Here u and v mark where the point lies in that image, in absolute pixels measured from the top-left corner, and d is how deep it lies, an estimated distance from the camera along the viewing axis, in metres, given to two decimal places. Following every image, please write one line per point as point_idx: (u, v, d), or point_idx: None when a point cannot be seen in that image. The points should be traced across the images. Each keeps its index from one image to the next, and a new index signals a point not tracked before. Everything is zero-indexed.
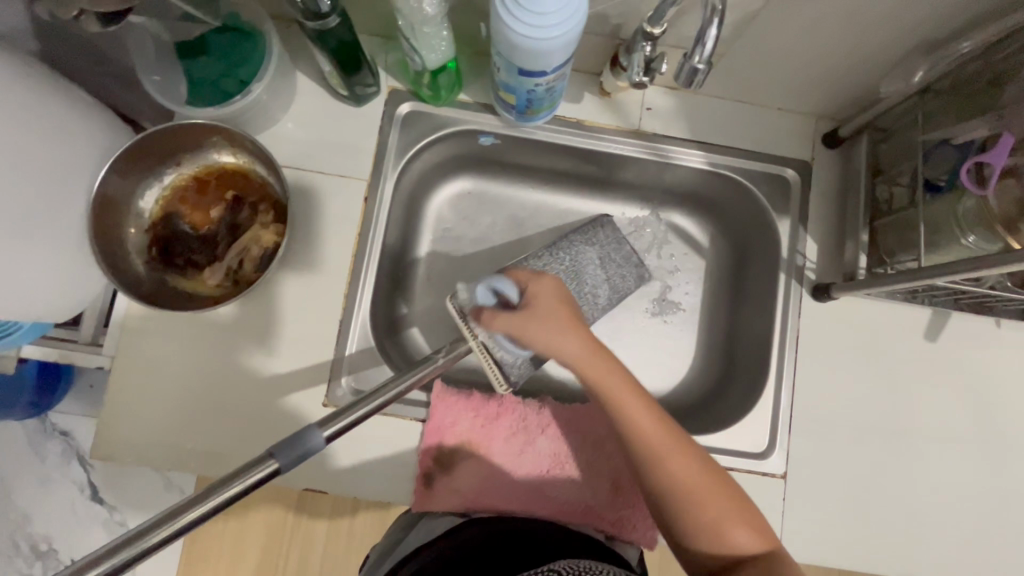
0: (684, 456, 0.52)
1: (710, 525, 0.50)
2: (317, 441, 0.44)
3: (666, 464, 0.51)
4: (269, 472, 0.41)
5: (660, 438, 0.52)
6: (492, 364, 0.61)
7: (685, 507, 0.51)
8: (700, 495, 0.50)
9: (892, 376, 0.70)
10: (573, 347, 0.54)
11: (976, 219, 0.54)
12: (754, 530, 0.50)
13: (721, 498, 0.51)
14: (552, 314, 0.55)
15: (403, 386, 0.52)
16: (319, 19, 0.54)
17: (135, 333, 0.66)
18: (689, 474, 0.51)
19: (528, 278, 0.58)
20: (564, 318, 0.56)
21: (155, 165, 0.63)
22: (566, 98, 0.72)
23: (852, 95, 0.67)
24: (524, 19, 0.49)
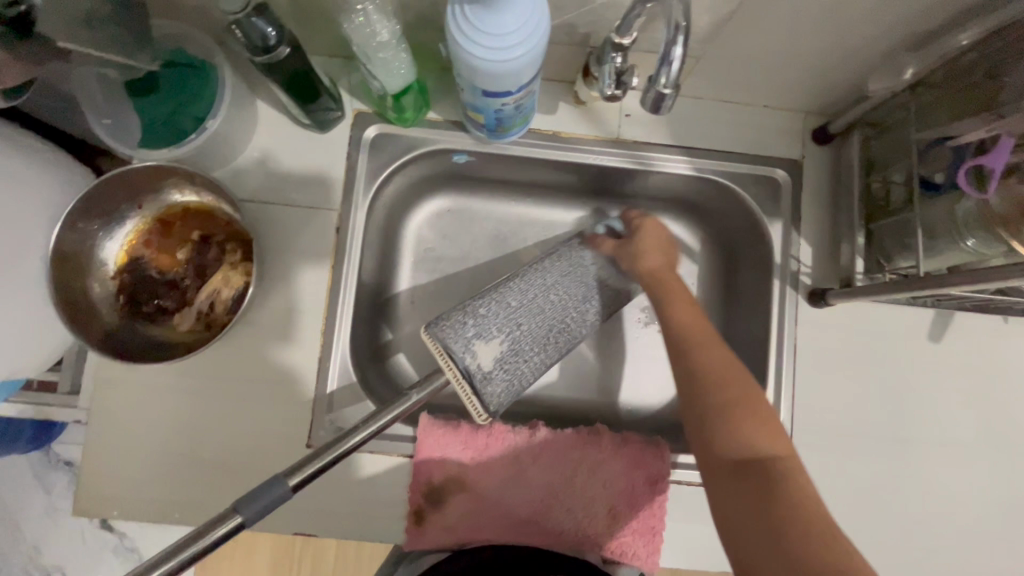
0: (724, 356, 0.53)
1: (729, 420, 0.48)
2: (280, 491, 0.43)
3: (691, 349, 0.54)
4: (235, 526, 0.40)
5: (705, 340, 0.54)
6: (471, 393, 0.54)
7: (698, 390, 0.51)
8: (716, 377, 0.51)
9: (897, 380, 0.67)
10: (653, 262, 0.63)
11: (976, 223, 0.51)
12: (777, 437, 0.47)
13: (737, 389, 0.50)
14: (645, 237, 0.65)
15: (387, 419, 0.50)
16: (268, 52, 0.53)
17: (112, 384, 0.64)
18: (723, 367, 0.52)
19: (637, 217, 0.69)
20: (657, 248, 0.64)
21: (114, 211, 0.61)
22: (540, 109, 0.69)
23: (840, 90, 0.63)
24: (483, 43, 0.46)
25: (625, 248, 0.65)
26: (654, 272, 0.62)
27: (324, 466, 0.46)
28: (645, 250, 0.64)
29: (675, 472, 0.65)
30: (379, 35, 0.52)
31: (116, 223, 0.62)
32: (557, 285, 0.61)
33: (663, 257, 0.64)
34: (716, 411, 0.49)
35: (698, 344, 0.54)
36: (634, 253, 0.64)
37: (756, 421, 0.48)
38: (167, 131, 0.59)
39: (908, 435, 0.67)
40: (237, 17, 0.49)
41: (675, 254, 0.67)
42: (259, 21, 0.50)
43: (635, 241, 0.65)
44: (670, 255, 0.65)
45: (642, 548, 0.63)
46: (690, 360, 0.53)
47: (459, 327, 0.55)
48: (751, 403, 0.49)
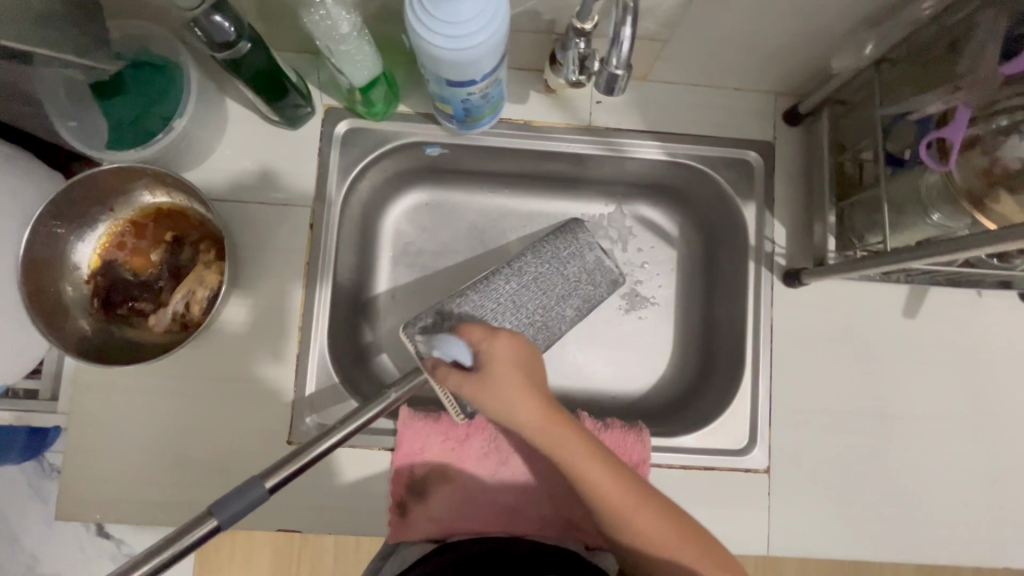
0: (655, 519, 0.50)
1: (686, 573, 0.50)
2: (260, 492, 0.45)
3: (625, 516, 0.49)
4: (212, 528, 0.42)
5: (642, 505, 0.50)
6: (448, 395, 0.57)
7: (647, 554, 0.50)
8: (660, 544, 0.49)
9: (875, 356, 0.68)
10: (523, 414, 0.49)
11: (940, 196, 0.51)
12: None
13: (689, 547, 0.50)
14: (504, 380, 0.49)
15: (367, 417, 0.52)
16: (229, 48, 0.53)
17: (91, 388, 0.64)
18: (663, 529, 0.50)
19: (481, 337, 0.51)
20: (522, 386, 0.49)
21: (85, 214, 0.61)
22: (511, 99, 0.69)
23: (808, 70, 0.63)
24: (442, 31, 0.46)
25: (484, 392, 0.49)
26: (526, 427, 0.49)
27: (309, 463, 0.48)
28: (507, 397, 0.49)
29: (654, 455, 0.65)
30: (340, 28, 0.52)
31: (88, 226, 0.62)
32: (536, 283, 0.61)
33: (528, 392, 0.49)
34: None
35: (629, 514, 0.49)
36: (495, 400, 0.49)
37: (717, 574, 0.50)
38: (137, 133, 0.60)
39: (886, 411, 0.67)
40: (195, 14, 0.49)
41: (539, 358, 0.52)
42: (217, 18, 0.50)
43: (489, 376, 0.49)
44: (535, 366, 0.51)
45: None
46: (627, 527, 0.50)
47: (436, 331, 0.57)
48: (698, 543, 0.50)
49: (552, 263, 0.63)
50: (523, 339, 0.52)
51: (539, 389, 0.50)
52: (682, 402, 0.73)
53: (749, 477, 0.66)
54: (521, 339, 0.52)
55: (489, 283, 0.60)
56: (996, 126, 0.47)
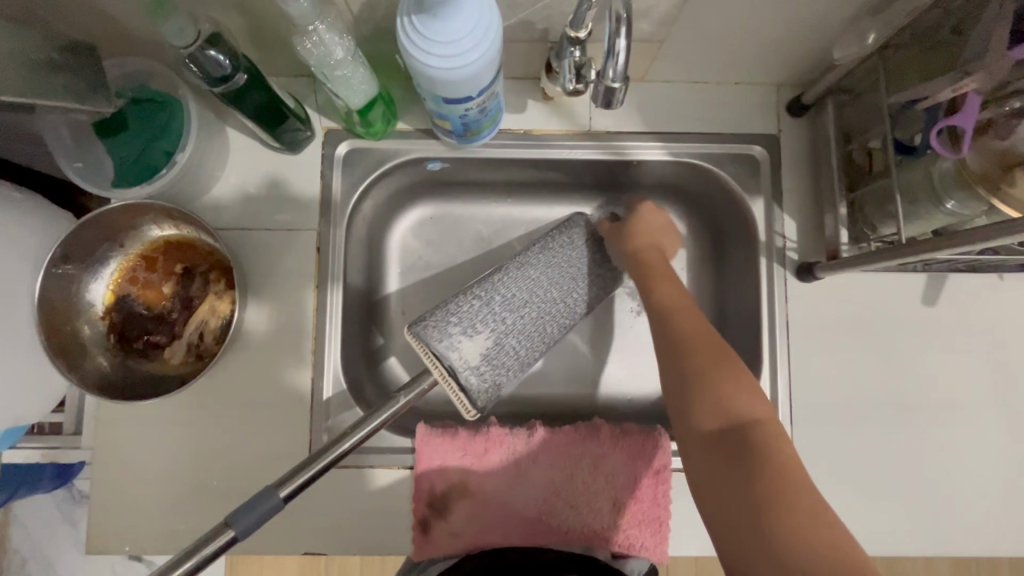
0: (699, 325, 0.53)
1: (704, 383, 0.48)
2: (274, 502, 0.45)
3: (673, 318, 0.54)
4: (230, 538, 0.43)
5: (683, 312, 0.55)
6: (458, 390, 0.54)
7: (682, 363, 0.50)
8: (691, 348, 0.51)
9: (896, 346, 0.67)
10: (642, 242, 0.64)
11: (954, 184, 0.50)
12: (761, 402, 0.47)
13: (718, 360, 0.50)
14: (649, 225, 0.66)
15: (361, 436, 0.51)
16: (225, 82, 0.53)
17: (112, 423, 0.65)
18: (697, 333, 0.52)
19: (637, 206, 0.69)
20: (654, 233, 0.66)
21: (96, 253, 0.61)
22: (510, 108, 0.68)
23: (810, 60, 0.62)
24: (436, 52, 0.46)
25: (618, 233, 0.65)
26: (643, 248, 0.63)
27: (319, 471, 0.48)
28: (640, 232, 0.65)
29: (675, 460, 0.65)
30: (334, 54, 0.52)
31: (100, 265, 0.63)
32: (541, 278, 0.61)
33: (653, 240, 0.65)
34: (710, 369, 0.49)
35: (676, 310, 0.55)
36: (622, 236, 0.64)
37: (741, 385, 0.48)
38: (140, 169, 0.60)
39: (911, 402, 0.66)
40: (189, 52, 0.50)
41: (667, 238, 0.68)
42: (212, 52, 0.50)
43: (630, 223, 0.65)
44: (658, 241, 0.66)
45: (650, 539, 0.63)
46: (671, 329, 0.54)
47: (443, 327, 0.55)
48: (739, 376, 0.49)
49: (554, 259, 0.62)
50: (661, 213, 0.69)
51: (662, 250, 0.65)
52: None
53: None
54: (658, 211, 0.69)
55: (496, 279, 0.59)
56: (1011, 108, 0.45)
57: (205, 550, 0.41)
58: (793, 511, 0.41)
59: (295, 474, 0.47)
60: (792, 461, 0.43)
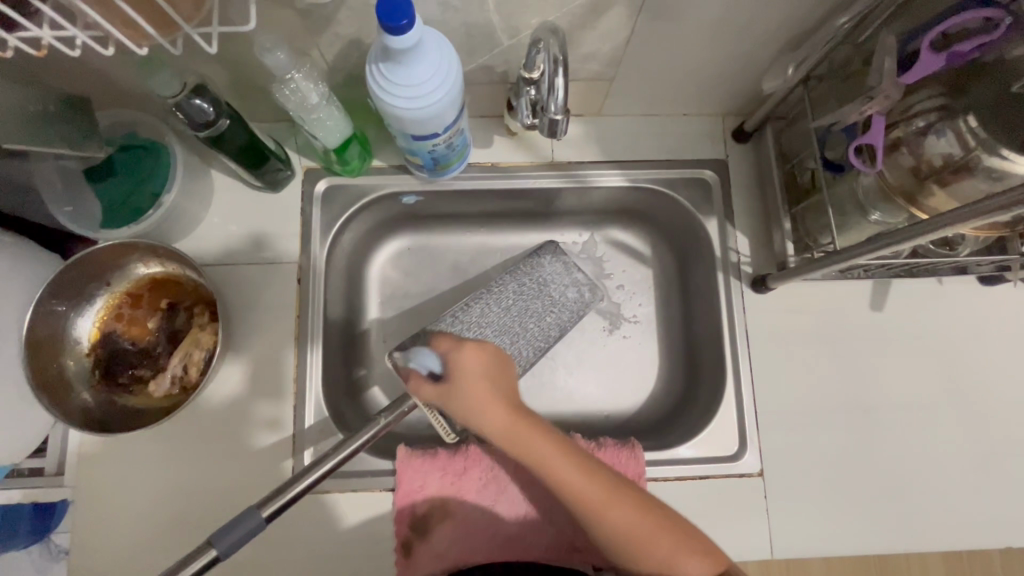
0: (629, 509, 0.50)
1: (659, 558, 0.49)
2: (256, 521, 0.47)
3: (602, 513, 0.50)
4: (212, 558, 0.45)
5: (614, 502, 0.50)
6: (438, 415, 0.60)
7: (631, 555, 0.50)
8: (638, 542, 0.49)
9: (850, 351, 0.70)
10: (486, 421, 0.55)
11: (877, 196, 0.55)
12: (713, 562, 0.49)
13: (661, 537, 0.49)
14: (471, 391, 0.55)
15: (345, 455, 0.53)
16: (208, 126, 0.57)
17: (98, 457, 0.66)
18: (639, 520, 0.50)
19: (449, 346, 0.59)
20: (483, 389, 0.56)
21: (82, 291, 0.64)
22: (477, 144, 0.73)
23: (748, 92, 0.69)
24: (401, 94, 0.51)
25: (448, 398, 0.56)
26: (496, 429, 0.54)
27: (302, 489, 0.50)
28: (469, 393, 0.55)
29: (650, 469, 0.67)
30: (309, 99, 0.56)
31: (87, 301, 0.65)
32: (514, 301, 0.67)
33: (489, 395, 0.55)
34: (655, 538, 0.49)
35: (596, 508, 0.50)
36: (459, 402, 0.56)
37: (688, 553, 0.49)
38: (128, 211, 0.64)
39: (868, 404, 0.69)
40: (175, 101, 0.54)
41: (507, 377, 0.58)
42: (196, 100, 0.55)
43: (455, 384, 0.56)
44: (501, 386, 0.57)
45: None
46: (604, 528, 0.50)
47: (423, 355, 0.61)
48: (683, 551, 0.49)
49: (538, 275, 0.69)
50: (486, 345, 0.59)
51: (514, 401, 0.56)
52: (672, 415, 0.75)
53: (743, 482, 0.67)
54: (487, 347, 0.59)
55: (471, 308, 0.66)
56: (917, 127, 0.50)
57: (192, 566, 0.43)
58: None
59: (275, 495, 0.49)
60: None
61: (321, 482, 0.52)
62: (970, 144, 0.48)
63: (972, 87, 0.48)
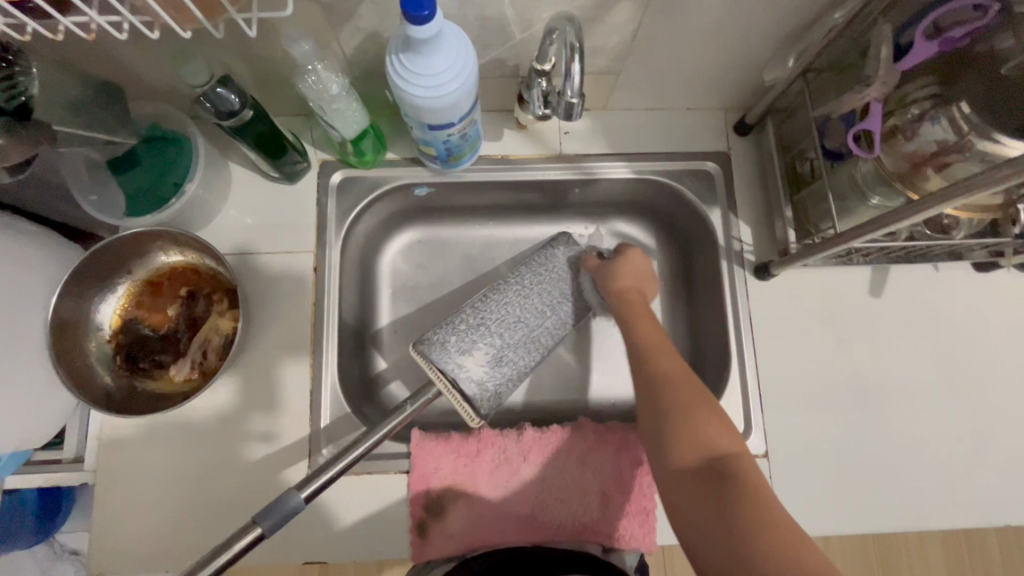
0: (681, 367, 0.57)
1: (688, 418, 0.52)
2: (295, 502, 0.50)
3: (656, 363, 0.57)
4: (256, 536, 0.47)
5: (664, 357, 0.58)
6: (462, 400, 0.61)
7: (663, 404, 0.53)
8: (679, 388, 0.54)
9: (850, 336, 0.73)
10: (630, 281, 0.67)
11: (875, 181, 0.58)
12: (732, 437, 0.50)
13: (697, 392, 0.54)
14: (633, 264, 0.69)
15: (373, 441, 0.56)
16: (233, 116, 0.59)
17: (116, 443, 0.67)
18: (680, 377, 0.55)
19: (623, 246, 0.73)
20: (641, 272, 0.69)
21: (105, 279, 0.66)
22: (487, 137, 0.76)
23: (749, 86, 0.71)
24: (421, 83, 0.53)
25: (602, 271, 0.68)
26: (623, 291, 0.66)
27: (333, 476, 0.53)
28: (623, 272, 0.68)
29: None
30: (331, 90, 0.59)
31: (109, 290, 0.67)
32: (529, 291, 0.67)
33: (634, 280, 0.68)
34: (683, 399, 0.53)
35: (654, 359, 0.58)
36: (610, 273, 0.68)
37: (710, 421, 0.51)
38: (151, 200, 0.65)
39: (869, 388, 0.71)
40: (202, 91, 0.56)
41: (651, 283, 0.70)
42: (222, 91, 0.57)
43: (615, 263, 0.69)
44: (644, 282, 0.69)
45: (638, 529, 0.66)
46: (651, 372, 0.57)
47: (444, 345, 0.62)
48: (712, 418, 0.52)
49: (551, 268, 0.69)
50: (647, 261, 0.71)
51: (648, 293, 0.68)
52: None
53: None
54: (649, 264, 0.72)
55: (489, 299, 0.66)
56: (911, 115, 0.53)
57: (236, 546, 0.46)
58: (766, 493, 0.45)
59: (310, 478, 0.53)
60: (761, 488, 0.46)
61: (352, 467, 0.55)
62: (963, 129, 0.50)
63: (961, 77, 0.52)
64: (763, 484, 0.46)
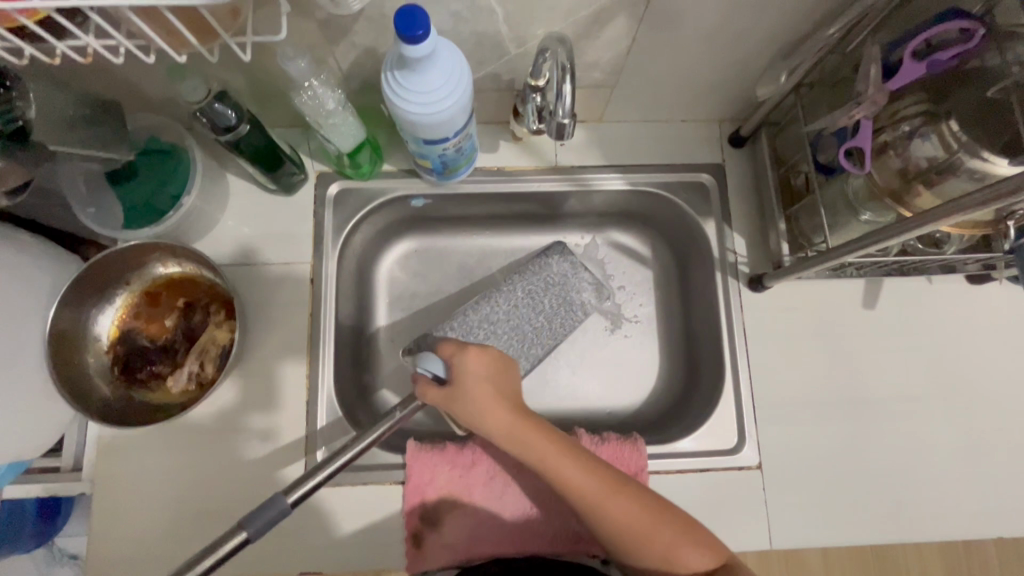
0: (632, 505, 0.55)
1: (665, 552, 0.54)
2: (282, 505, 0.50)
3: (604, 510, 0.55)
4: (241, 541, 0.47)
5: (614, 494, 0.56)
6: (450, 407, 0.63)
7: (628, 541, 0.55)
8: (638, 532, 0.54)
9: (844, 347, 0.73)
10: (494, 427, 0.59)
11: (867, 196, 0.58)
12: (713, 548, 0.55)
13: (664, 527, 0.55)
14: (467, 393, 0.59)
15: (361, 446, 0.56)
16: (230, 131, 0.60)
17: (114, 452, 0.67)
18: (639, 510, 0.55)
19: (452, 351, 0.61)
20: (485, 394, 0.59)
21: (103, 290, 0.66)
22: (483, 149, 0.76)
23: (743, 99, 0.72)
24: (415, 100, 0.54)
25: (450, 403, 0.59)
26: (490, 425, 0.59)
27: (323, 480, 0.53)
28: (475, 397, 0.59)
29: (651, 463, 0.70)
30: (326, 106, 0.59)
31: (107, 300, 0.67)
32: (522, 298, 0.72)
33: (487, 391, 0.60)
34: (652, 530, 0.54)
35: (601, 499, 0.55)
36: (464, 405, 0.59)
37: (686, 541, 0.54)
38: (149, 212, 0.66)
39: (862, 400, 0.72)
40: (201, 106, 0.57)
41: (509, 370, 0.63)
42: (219, 106, 0.58)
43: (456, 390, 0.59)
44: (496, 382, 0.61)
45: None
46: (607, 524, 0.55)
47: (433, 354, 0.66)
48: (688, 539, 0.54)
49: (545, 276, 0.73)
50: (486, 349, 0.62)
51: (519, 403, 0.60)
52: (673, 411, 0.77)
53: (743, 475, 0.69)
54: (489, 350, 0.62)
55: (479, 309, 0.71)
56: (903, 131, 0.53)
57: (218, 552, 0.45)
58: None
59: (298, 483, 0.52)
60: None
61: (339, 472, 0.55)
62: (953, 147, 0.51)
63: (953, 94, 0.51)
64: None
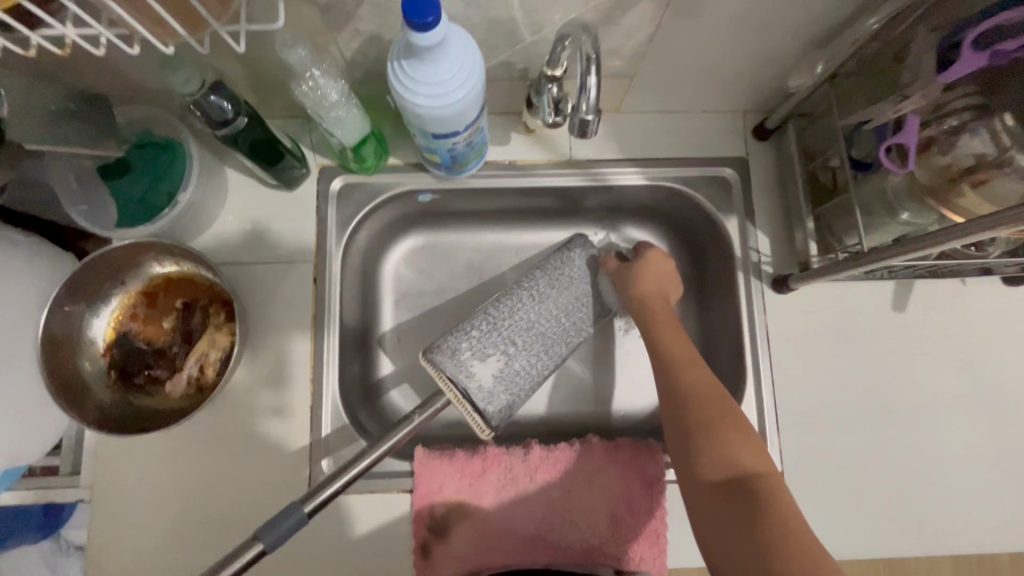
0: (709, 380, 0.55)
1: (715, 434, 0.51)
2: (298, 517, 0.50)
3: (681, 372, 0.56)
4: (259, 551, 0.48)
5: (692, 367, 0.57)
6: (473, 412, 0.59)
7: (688, 407, 0.53)
8: (705, 399, 0.53)
9: (872, 352, 0.70)
10: (647, 287, 0.66)
11: (906, 196, 0.55)
12: (765, 458, 0.50)
13: (725, 403, 0.53)
14: (654, 269, 0.68)
15: (378, 454, 0.55)
16: (228, 125, 0.57)
17: (113, 458, 0.65)
18: (706, 383, 0.55)
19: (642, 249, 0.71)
20: (659, 276, 0.68)
21: (97, 291, 0.63)
22: (494, 142, 0.72)
23: (770, 89, 0.68)
24: (424, 92, 0.50)
25: (622, 274, 0.68)
26: (645, 294, 0.66)
27: (340, 488, 0.52)
28: (645, 274, 0.67)
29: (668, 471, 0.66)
30: (330, 98, 0.56)
31: (102, 302, 0.64)
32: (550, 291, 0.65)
33: (655, 283, 0.67)
34: (709, 401, 0.53)
35: (676, 366, 0.57)
36: (631, 278, 0.67)
37: (739, 436, 0.51)
38: (144, 209, 0.63)
39: (889, 406, 0.69)
40: (193, 99, 0.53)
41: (673, 285, 0.69)
42: (215, 98, 0.54)
43: (637, 266, 0.68)
44: (667, 287, 0.68)
45: (648, 551, 0.63)
46: (672, 383, 0.56)
47: (454, 353, 0.59)
48: (744, 429, 0.51)
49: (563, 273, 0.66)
50: (668, 259, 0.70)
51: (668, 298, 0.66)
52: None
53: None
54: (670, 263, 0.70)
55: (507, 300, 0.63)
56: (949, 126, 0.50)
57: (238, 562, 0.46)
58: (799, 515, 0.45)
59: (314, 493, 0.52)
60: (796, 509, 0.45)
61: (354, 482, 0.54)
62: (1004, 143, 0.47)
63: (1006, 87, 0.48)
64: (796, 508, 0.45)
